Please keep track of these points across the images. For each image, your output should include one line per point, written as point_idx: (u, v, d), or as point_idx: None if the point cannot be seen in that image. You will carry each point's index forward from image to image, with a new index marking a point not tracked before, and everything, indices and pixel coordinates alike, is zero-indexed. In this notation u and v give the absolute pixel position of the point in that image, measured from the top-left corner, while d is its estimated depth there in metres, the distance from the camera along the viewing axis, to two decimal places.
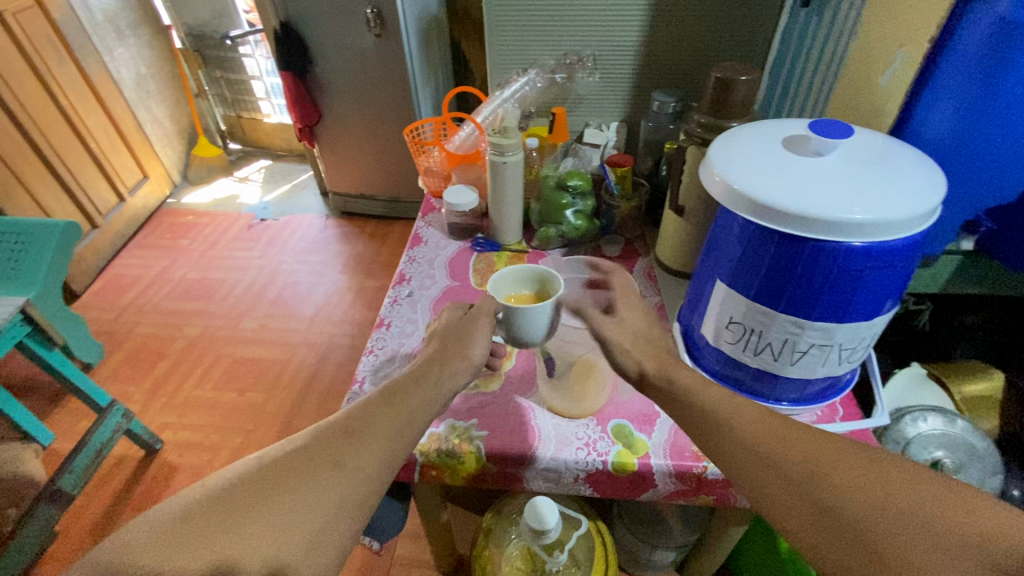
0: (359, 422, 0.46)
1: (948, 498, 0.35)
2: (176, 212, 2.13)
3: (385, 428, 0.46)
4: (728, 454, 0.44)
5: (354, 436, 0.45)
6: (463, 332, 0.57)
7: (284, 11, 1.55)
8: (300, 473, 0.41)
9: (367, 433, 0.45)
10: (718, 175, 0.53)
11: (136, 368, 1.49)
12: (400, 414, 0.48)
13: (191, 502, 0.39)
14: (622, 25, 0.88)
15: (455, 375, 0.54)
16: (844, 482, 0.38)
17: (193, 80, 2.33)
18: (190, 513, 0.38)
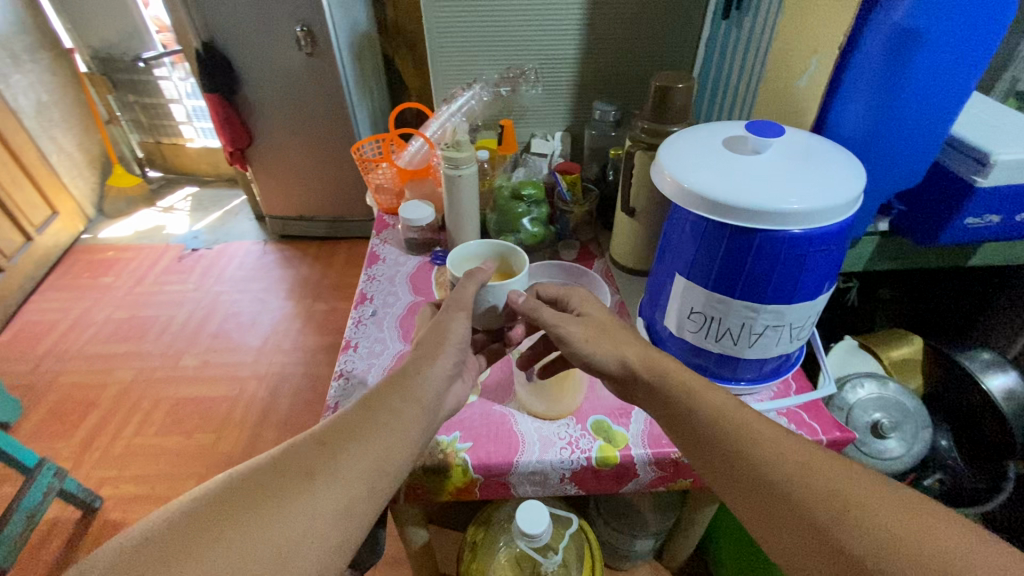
0: (334, 433, 0.46)
1: (980, 553, 0.33)
2: (94, 248, 1.97)
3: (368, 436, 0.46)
4: (709, 452, 0.46)
5: (330, 448, 0.45)
6: (441, 329, 0.56)
7: (206, 31, 1.50)
8: (279, 486, 0.41)
9: (342, 444, 0.45)
10: (669, 175, 0.57)
11: (63, 422, 1.36)
12: (383, 417, 0.48)
13: (154, 526, 0.38)
14: (559, 39, 0.92)
15: (440, 363, 0.53)
16: (865, 525, 0.36)
17: (103, 106, 2.17)
18: (151, 537, 0.37)
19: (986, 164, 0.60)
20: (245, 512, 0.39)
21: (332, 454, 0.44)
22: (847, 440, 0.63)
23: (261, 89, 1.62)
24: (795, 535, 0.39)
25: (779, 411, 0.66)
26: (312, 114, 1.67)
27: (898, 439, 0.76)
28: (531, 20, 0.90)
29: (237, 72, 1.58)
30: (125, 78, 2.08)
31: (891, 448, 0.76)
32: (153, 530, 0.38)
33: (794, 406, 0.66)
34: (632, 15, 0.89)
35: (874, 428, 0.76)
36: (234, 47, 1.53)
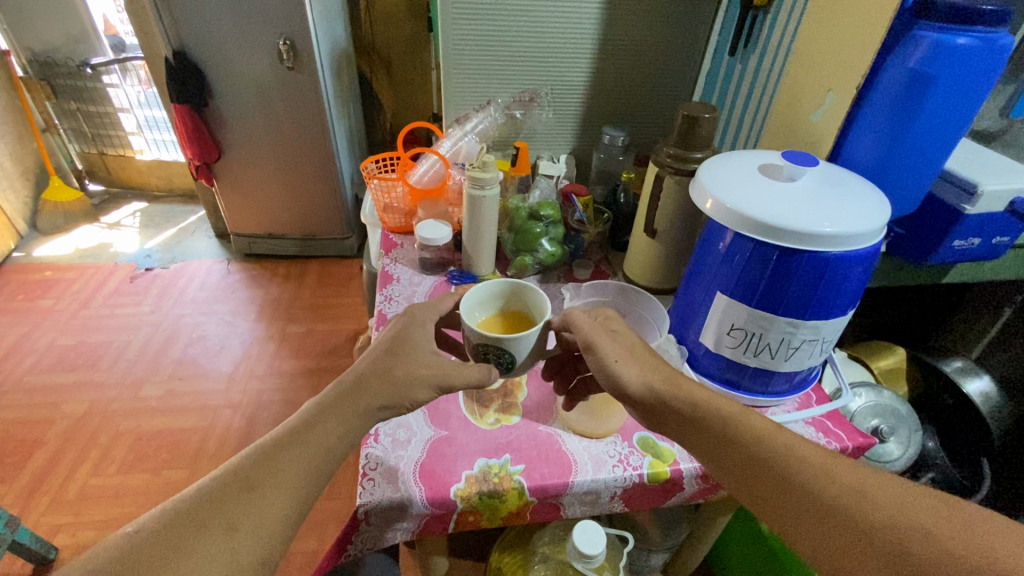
0: (257, 472, 0.45)
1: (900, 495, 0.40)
2: (29, 267, 1.86)
3: (384, 399, 0.52)
4: (688, 429, 0.51)
5: (252, 486, 0.44)
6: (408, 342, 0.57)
7: (177, 39, 1.45)
8: (220, 507, 0.43)
9: (268, 483, 0.45)
10: (711, 198, 0.61)
11: (3, 464, 1.25)
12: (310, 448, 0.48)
13: (161, 521, 0.42)
14: (571, 65, 0.96)
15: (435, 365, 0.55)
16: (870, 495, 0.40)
17: (39, 113, 2.08)
18: (160, 531, 0.41)
19: (974, 194, 0.67)
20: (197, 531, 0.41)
21: (269, 468, 0.46)
22: (869, 445, 0.67)
23: (233, 102, 1.56)
24: (850, 554, 0.38)
25: (806, 420, 0.69)
26: (288, 130, 1.62)
27: (897, 442, 0.83)
28: (546, 46, 0.94)
29: (208, 84, 1.53)
30: (68, 84, 2.03)
31: (890, 450, 0.82)
32: (144, 533, 0.41)
33: (817, 415, 0.69)
34: (639, 46, 0.95)
35: (873, 433, 0.81)
36: (209, 56, 1.48)
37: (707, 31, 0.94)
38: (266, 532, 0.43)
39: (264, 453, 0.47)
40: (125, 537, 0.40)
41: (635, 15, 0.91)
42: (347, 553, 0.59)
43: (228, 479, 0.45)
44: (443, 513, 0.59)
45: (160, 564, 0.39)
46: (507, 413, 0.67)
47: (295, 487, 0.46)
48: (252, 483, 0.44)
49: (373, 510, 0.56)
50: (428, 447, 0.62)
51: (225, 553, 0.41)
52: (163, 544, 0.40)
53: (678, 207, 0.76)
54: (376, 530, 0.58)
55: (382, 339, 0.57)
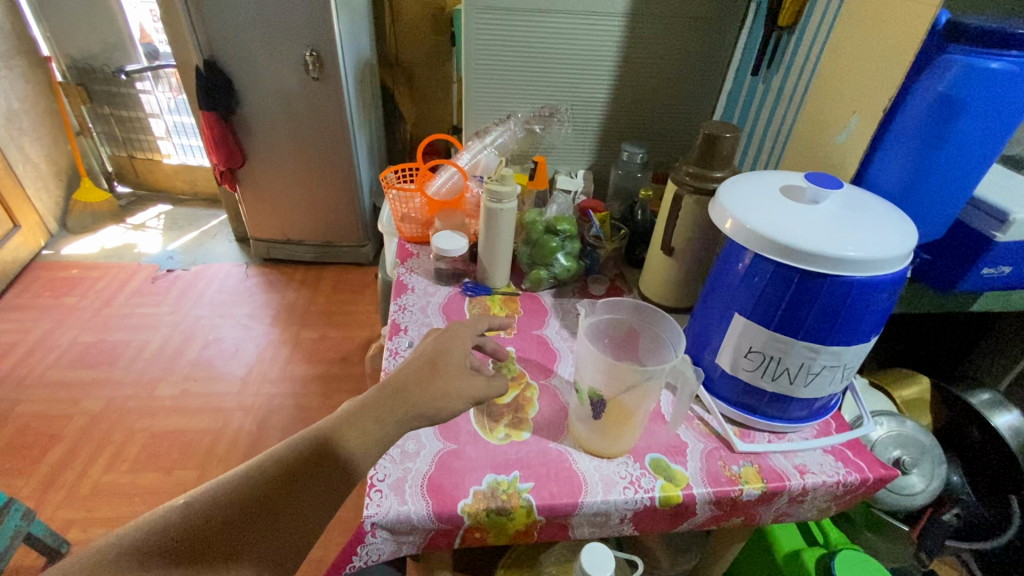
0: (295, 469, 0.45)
1: None
2: (55, 265, 1.91)
3: (423, 408, 0.52)
4: None
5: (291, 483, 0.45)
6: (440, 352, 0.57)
7: (208, 48, 1.49)
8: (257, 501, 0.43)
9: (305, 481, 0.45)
10: (731, 217, 0.60)
11: (20, 457, 1.27)
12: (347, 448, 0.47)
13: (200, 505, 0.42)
14: (592, 82, 0.97)
15: (470, 381, 0.56)
16: None
17: (75, 117, 2.16)
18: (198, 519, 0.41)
19: (1005, 222, 0.66)
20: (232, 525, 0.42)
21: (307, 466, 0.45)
22: (891, 477, 0.65)
23: (260, 110, 1.60)
24: None
25: (824, 449, 0.67)
26: (311, 139, 1.65)
27: (919, 475, 0.80)
28: (567, 63, 0.94)
29: (237, 91, 1.56)
30: (103, 89, 2.10)
31: (912, 482, 0.80)
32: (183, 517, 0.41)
33: (836, 444, 0.67)
34: (660, 65, 0.95)
35: (894, 464, 0.79)
36: (237, 66, 1.52)
37: (730, 50, 0.93)
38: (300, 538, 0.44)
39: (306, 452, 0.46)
40: (167, 516, 0.41)
41: (657, 34, 0.92)
42: (352, 564, 0.58)
43: (267, 474, 0.45)
44: (450, 529, 0.58)
45: (201, 562, 0.40)
46: (517, 428, 0.67)
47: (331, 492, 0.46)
48: (295, 489, 0.45)
49: (379, 523, 0.56)
50: (437, 460, 0.62)
51: (263, 552, 0.42)
52: (207, 533, 0.41)
53: (697, 226, 0.75)
54: (381, 543, 0.57)
55: (422, 349, 0.57)
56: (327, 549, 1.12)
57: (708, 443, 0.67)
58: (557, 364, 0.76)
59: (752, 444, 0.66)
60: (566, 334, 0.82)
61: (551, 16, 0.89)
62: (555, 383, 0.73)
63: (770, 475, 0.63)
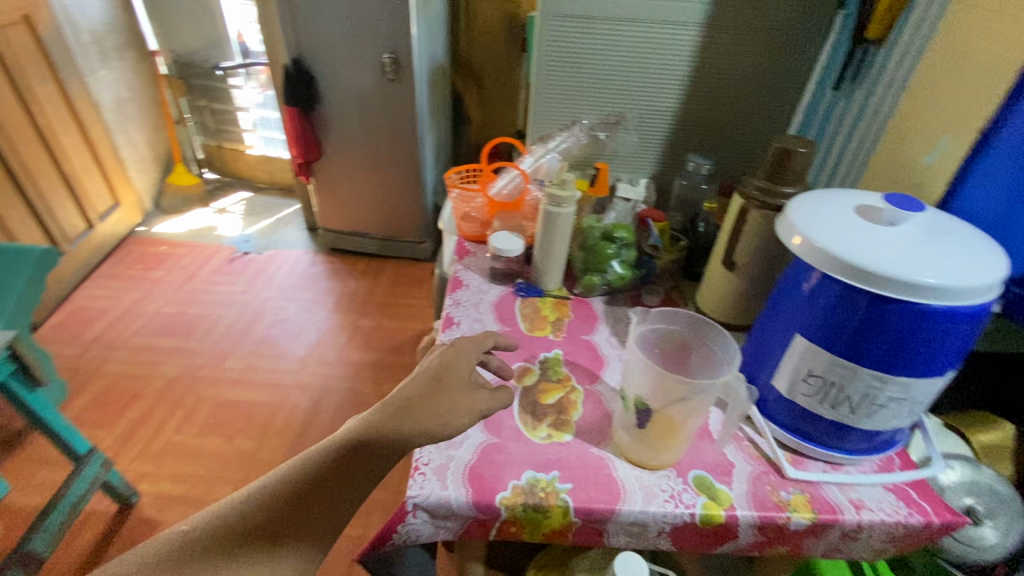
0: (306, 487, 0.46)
1: None
2: (147, 241, 2.10)
3: (429, 424, 0.52)
4: None
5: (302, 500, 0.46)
6: (448, 366, 0.59)
7: (296, 48, 1.60)
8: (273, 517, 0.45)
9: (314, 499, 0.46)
10: (799, 234, 0.58)
11: (105, 411, 1.40)
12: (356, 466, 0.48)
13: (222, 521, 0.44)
14: (661, 91, 0.96)
15: (475, 395, 0.57)
16: None
17: (175, 107, 2.37)
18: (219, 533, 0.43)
19: None
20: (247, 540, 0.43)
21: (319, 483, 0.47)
22: (960, 524, 0.60)
23: (337, 107, 1.69)
24: None
25: (885, 485, 0.63)
26: (382, 136, 1.73)
27: (994, 528, 0.74)
28: (636, 71, 0.94)
29: (318, 89, 1.66)
30: (201, 83, 2.29)
31: (986, 535, 0.74)
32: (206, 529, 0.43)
33: (899, 483, 0.63)
34: (734, 76, 0.93)
35: (966, 513, 0.73)
36: (321, 65, 1.62)
37: (811, 64, 0.90)
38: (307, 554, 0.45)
39: (314, 472, 0.47)
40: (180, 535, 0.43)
41: (732, 45, 0.90)
42: (391, 540, 0.60)
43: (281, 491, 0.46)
44: (487, 519, 0.59)
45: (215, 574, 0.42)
46: (560, 430, 0.67)
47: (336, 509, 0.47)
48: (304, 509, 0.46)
49: (420, 504, 0.58)
50: (480, 451, 0.63)
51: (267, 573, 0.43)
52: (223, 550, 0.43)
53: (761, 241, 0.73)
54: (421, 524, 0.59)
55: (429, 364, 0.59)
56: (367, 529, 1.18)
57: (757, 466, 0.65)
58: (604, 371, 0.76)
59: (805, 472, 0.64)
60: (615, 341, 0.81)
61: (624, 24, 0.90)
62: (600, 389, 0.73)
63: (821, 506, 0.60)
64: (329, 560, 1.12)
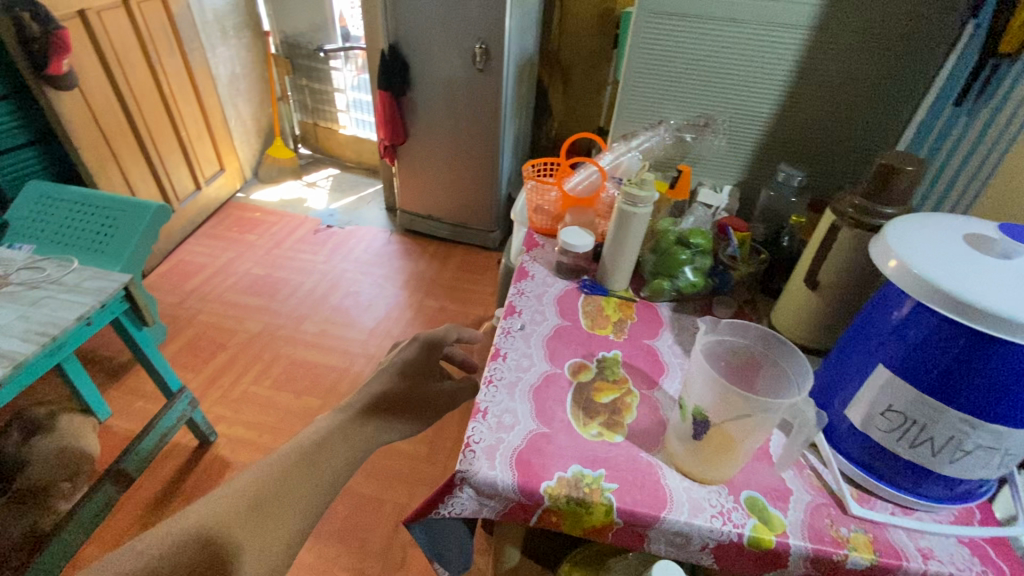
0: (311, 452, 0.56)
1: None
2: (245, 207, 2.29)
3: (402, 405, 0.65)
4: None
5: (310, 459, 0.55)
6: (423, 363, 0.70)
7: (394, 34, 1.67)
8: (288, 475, 0.53)
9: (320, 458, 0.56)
10: (896, 258, 0.54)
11: (196, 356, 1.55)
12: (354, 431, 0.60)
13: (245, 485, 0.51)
14: (757, 95, 0.92)
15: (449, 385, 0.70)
16: None
17: (280, 85, 2.55)
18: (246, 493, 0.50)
19: None
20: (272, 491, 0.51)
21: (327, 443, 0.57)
22: None
23: (426, 93, 1.76)
24: None
25: (960, 539, 0.58)
26: (465, 125, 1.78)
27: None
28: (732, 73, 0.91)
29: (410, 75, 1.73)
30: (304, 63, 2.44)
31: None
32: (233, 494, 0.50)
33: (980, 539, 0.57)
34: (839, 85, 0.87)
35: None
36: (415, 52, 1.68)
37: (930, 77, 0.83)
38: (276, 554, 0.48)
39: (312, 442, 0.57)
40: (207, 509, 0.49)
41: (841, 51, 0.85)
42: (438, 510, 0.63)
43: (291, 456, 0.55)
44: (530, 504, 0.60)
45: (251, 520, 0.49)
46: (611, 429, 0.67)
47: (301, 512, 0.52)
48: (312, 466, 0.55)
49: (468, 479, 0.60)
50: (529, 438, 0.65)
51: (292, 512, 0.51)
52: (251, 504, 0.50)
53: (851, 261, 0.68)
54: (466, 498, 0.62)
55: (390, 364, 0.68)
56: (412, 498, 1.23)
57: (817, 496, 0.61)
58: (663, 378, 0.75)
59: (871, 511, 0.59)
60: (678, 350, 0.79)
61: (725, 24, 0.87)
62: (657, 396, 0.72)
63: (886, 549, 0.56)
64: (375, 522, 1.18)
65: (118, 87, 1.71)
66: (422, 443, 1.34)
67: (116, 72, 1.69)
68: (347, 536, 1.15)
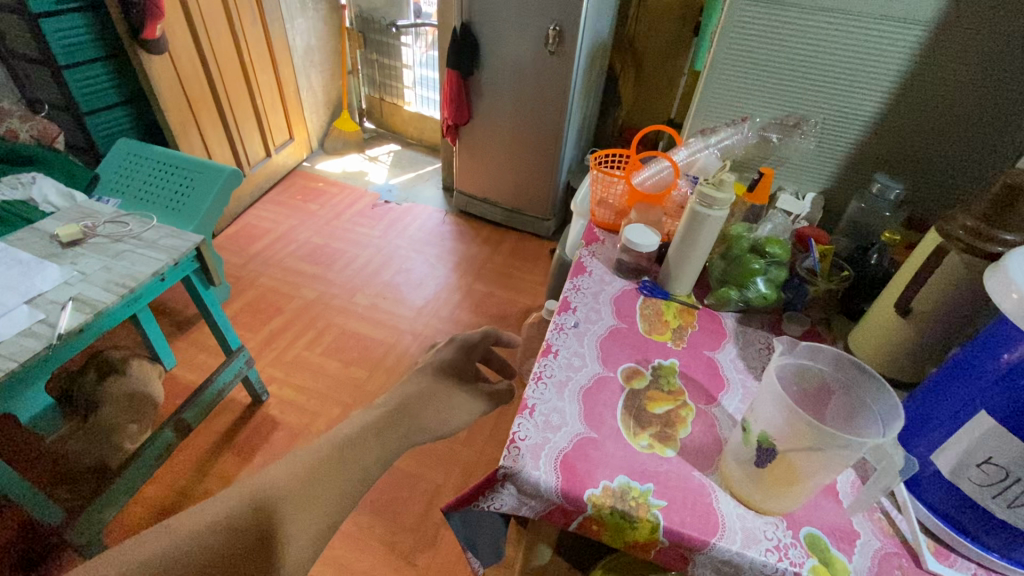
0: (346, 447, 0.56)
1: None
2: (309, 176, 2.35)
3: (433, 413, 0.65)
4: None
5: (342, 453, 0.55)
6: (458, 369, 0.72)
7: (468, 12, 1.64)
8: (322, 468, 0.53)
9: (353, 454, 0.56)
10: (1019, 292, 0.47)
11: (255, 317, 1.62)
12: (389, 429, 0.60)
13: (281, 475, 0.51)
14: (859, 97, 0.84)
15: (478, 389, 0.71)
16: None
17: (351, 58, 2.59)
18: (283, 483, 0.51)
19: None
20: (306, 482, 0.52)
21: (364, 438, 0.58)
22: None
23: (494, 74, 1.73)
24: None
25: None
26: (531, 109, 1.74)
27: None
28: (829, 72, 0.83)
29: (480, 55, 1.71)
30: (376, 38, 2.46)
31: None
32: (268, 483, 0.50)
33: None
34: (952, 92, 0.78)
35: None
36: (487, 31, 1.65)
37: None
38: (297, 557, 0.47)
39: (345, 437, 0.57)
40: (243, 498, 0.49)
41: (965, 55, 0.75)
42: (477, 502, 0.63)
43: (325, 451, 0.55)
44: (571, 510, 0.58)
45: (285, 511, 0.49)
46: (663, 443, 0.64)
47: (324, 514, 0.51)
48: (343, 461, 0.55)
49: (510, 476, 0.59)
50: (576, 441, 0.62)
51: (323, 506, 0.51)
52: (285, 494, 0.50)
53: (955, 290, 0.61)
54: (506, 494, 0.61)
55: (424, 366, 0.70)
56: (447, 478, 1.24)
57: (888, 544, 0.56)
58: (723, 394, 0.70)
59: (949, 569, 0.54)
60: (741, 365, 0.74)
61: (831, 17, 0.79)
62: (715, 413, 0.68)
63: None
64: (409, 498, 1.20)
65: (203, 53, 1.78)
66: None
67: (202, 38, 1.75)
68: (381, 508, 1.18)
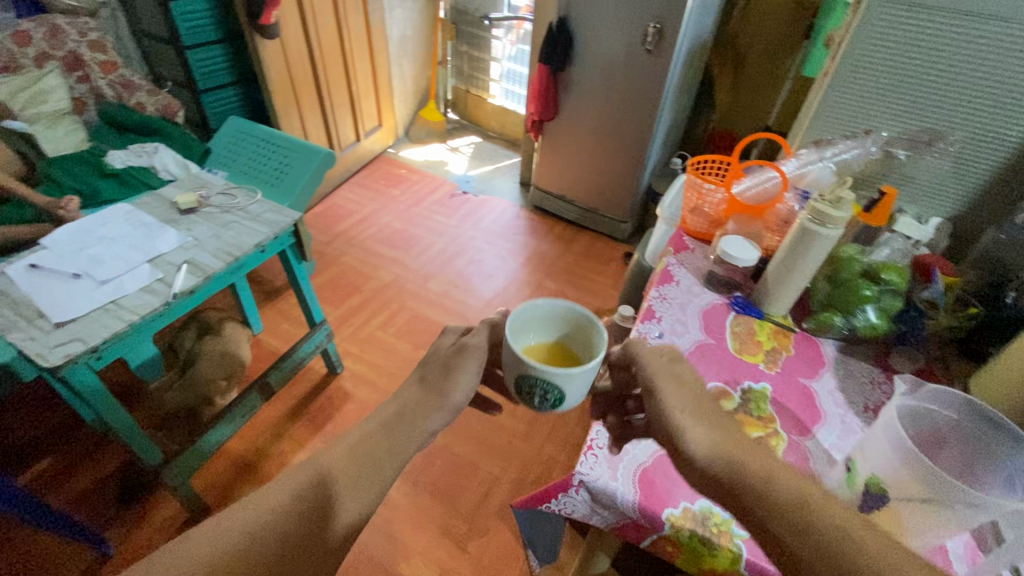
0: (367, 444, 0.51)
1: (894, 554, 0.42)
2: (393, 163, 2.44)
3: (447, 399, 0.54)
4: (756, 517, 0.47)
5: (369, 447, 0.50)
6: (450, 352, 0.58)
7: (565, 8, 1.63)
8: (347, 468, 0.49)
9: (375, 450, 0.50)
10: None
11: (334, 293, 1.71)
12: (403, 423, 0.52)
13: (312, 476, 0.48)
14: (1007, 116, 0.78)
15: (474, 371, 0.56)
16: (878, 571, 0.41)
17: (442, 50, 2.65)
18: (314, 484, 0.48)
19: None
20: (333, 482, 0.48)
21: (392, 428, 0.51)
22: None
23: (586, 70, 1.70)
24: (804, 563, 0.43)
25: None
26: (619, 108, 1.71)
27: None
28: (965, 85, 0.79)
29: (573, 51, 1.69)
30: (468, 30, 2.50)
31: None
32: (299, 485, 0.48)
33: None
34: None
35: None
36: (583, 27, 1.63)
37: None
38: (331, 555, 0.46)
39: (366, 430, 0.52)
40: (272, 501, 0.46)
41: None
42: (548, 504, 0.62)
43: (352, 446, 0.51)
44: (647, 527, 0.56)
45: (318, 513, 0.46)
46: None
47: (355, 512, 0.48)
48: (370, 455, 0.50)
49: (586, 484, 0.57)
50: (655, 456, 0.60)
51: (353, 505, 0.48)
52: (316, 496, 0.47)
53: None
54: (579, 501, 0.60)
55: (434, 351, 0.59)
56: (504, 471, 1.25)
57: None
58: (819, 427, 0.65)
59: None
60: (840, 399, 0.69)
61: (985, 28, 0.74)
62: (809, 446, 0.63)
63: None
64: (467, 485, 1.22)
65: (311, 39, 1.88)
66: (521, 421, 1.35)
67: (311, 25, 1.86)
68: (439, 492, 1.20)
